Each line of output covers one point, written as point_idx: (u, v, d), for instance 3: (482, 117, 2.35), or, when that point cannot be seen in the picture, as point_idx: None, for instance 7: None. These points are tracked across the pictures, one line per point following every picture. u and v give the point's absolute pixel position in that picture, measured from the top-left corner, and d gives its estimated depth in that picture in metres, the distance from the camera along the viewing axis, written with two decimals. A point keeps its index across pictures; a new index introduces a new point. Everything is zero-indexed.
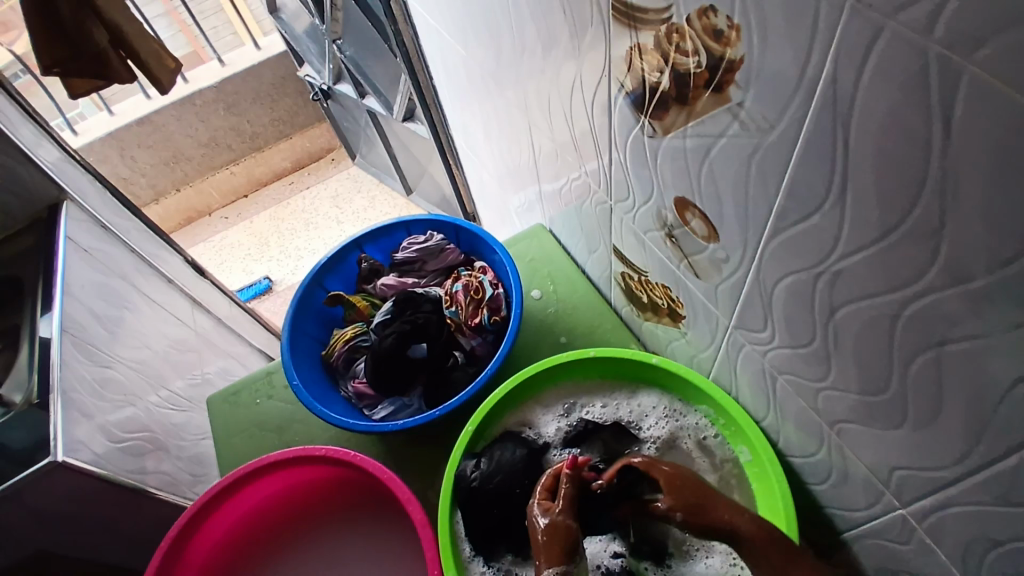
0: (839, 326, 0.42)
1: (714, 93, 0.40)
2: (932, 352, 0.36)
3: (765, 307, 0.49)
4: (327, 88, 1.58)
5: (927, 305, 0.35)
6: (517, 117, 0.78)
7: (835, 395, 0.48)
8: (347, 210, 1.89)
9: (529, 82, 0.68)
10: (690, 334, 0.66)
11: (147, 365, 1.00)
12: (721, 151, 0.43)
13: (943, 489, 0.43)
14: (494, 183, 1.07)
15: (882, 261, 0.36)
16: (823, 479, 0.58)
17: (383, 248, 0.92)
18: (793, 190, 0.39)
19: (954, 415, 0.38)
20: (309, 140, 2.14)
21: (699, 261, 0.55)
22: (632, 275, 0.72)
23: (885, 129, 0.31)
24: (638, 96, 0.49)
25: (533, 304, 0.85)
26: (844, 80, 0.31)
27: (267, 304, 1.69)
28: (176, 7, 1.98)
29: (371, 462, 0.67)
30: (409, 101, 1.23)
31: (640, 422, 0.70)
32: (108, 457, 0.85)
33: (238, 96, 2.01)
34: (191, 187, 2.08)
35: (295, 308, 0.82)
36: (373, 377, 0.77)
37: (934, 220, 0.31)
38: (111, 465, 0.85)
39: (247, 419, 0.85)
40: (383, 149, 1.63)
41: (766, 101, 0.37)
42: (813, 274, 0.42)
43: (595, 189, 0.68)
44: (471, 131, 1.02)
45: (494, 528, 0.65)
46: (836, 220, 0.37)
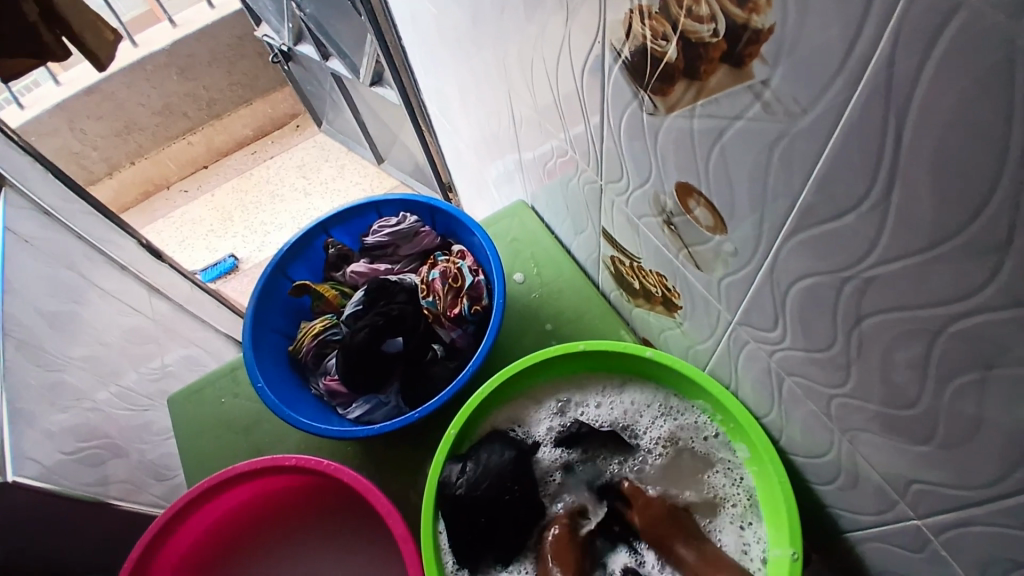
0: (864, 336, 0.37)
1: (732, 69, 0.34)
2: (975, 376, 0.32)
3: (776, 305, 0.44)
4: (286, 49, 1.47)
5: (976, 326, 0.30)
6: (496, 83, 0.71)
7: (852, 404, 0.43)
8: (314, 180, 1.79)
9: (511, 45, 0.61)
10: (686, 326, 0.61)
11: (98, 359, 0.93)
12: (736, 136, 0.37)
13: (965, 510, 0.39)
14: (472, 154, 0.99)
15: (926, 271, 0.31)
16: (829, 481, 0.52)
17: (352, 231, 0.85)
18: (824, 184, 0.33)
19: (991, 442, 0.34)
20: (272, 106, 2.00)
21: (701, 253, 0.49)
22: (622, 260, 0.67)
23: (950, 123, 0.25)
24: (638, 67, 0.43)
25: (517, 289, 0.80)
26: (904, 65, 0.26)
27: (233, 284, 1.61)
28: None
29: (347, 472, 0.62)
30: (376, 64, 1.13)
31: (634, 424, 0.66)
32: (60, 470, 0.80)
33: (191, 58, 1.88)
34: (147, 159, 1.95)
35: (255, 301, 0.75)
36: (345, 373, 0.71)
37: (999, 234, 0.26)
38: (66, 480, 0.81)
39: (211, 420, 0.79)
40: (350, 115, 1.53)
41: (797, 83, 0.31)
42: (838, 279, 0.36)
43: (584, 167, 0.62)
44: (445, 97, 0.94)
45: (477, 538, 0.60)
46: (874, 224, 0.32)
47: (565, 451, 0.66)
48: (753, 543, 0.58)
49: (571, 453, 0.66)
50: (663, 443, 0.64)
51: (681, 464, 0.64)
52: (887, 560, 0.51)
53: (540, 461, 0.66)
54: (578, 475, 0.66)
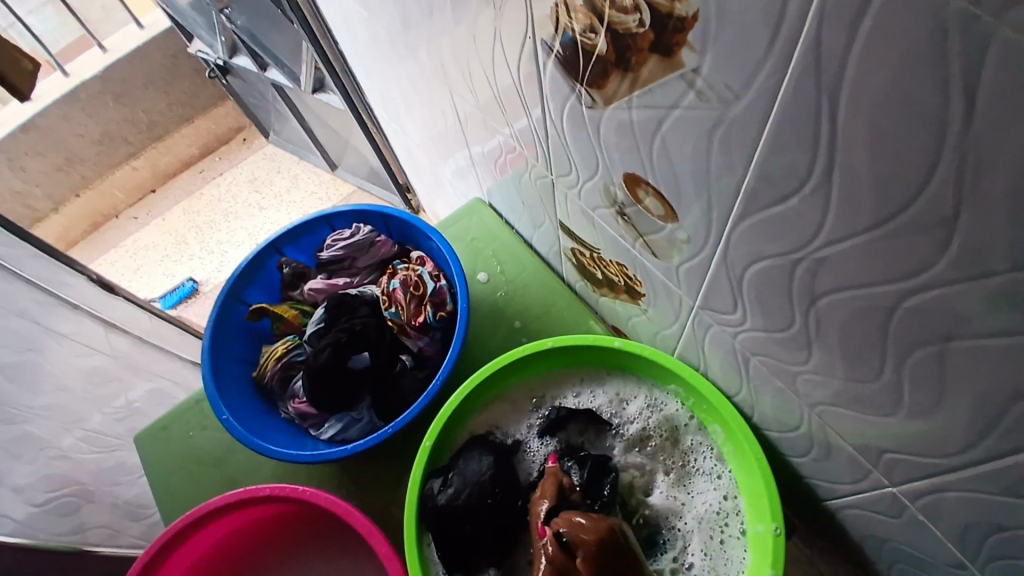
0: (821, 314, 0.37)
1: (662, 58, 0.33)
2: (935, 347, 0.32)
3: (733, 290, 0.44)
4: (222, 62, 1.42)
5: (931, 299, 0.30)
6: (435, 82, 0.69)
7: (816, 379, 0.43)
8: (269, 193, 1.75)
9: (444, 42, 0.59)
10: (650, 312, 0.60)
11: (59, 407, 0.90)
12: (674, 125, 0.36)
13: (937, 475, 0.39)
14: (423, 153, 0.97)
15: (877, 247, 0.30)
16: (803, 453, 0.52)
17: (306, 248, 0.82)
18: (766, 169, 0.32)
19: (957, 410, 0.33)
20: (215, 121, 1.96)
21: (656, 242, 0.48)
22: (582, 251, 0.66)
23: (885, 99, 0.25)
24: (571, 62, 0.41)
25: (482, 289, 0.78)
26: (832, 44, 0.25)
27: (195, 309, 1.57)
28: None
29: (324, 496, 0.60)
30: (317, 71, 1.10)
31: (620, 414, 0.65)
32: (31, 522, 0.88)
33: (126, 82, 1.81)
34: (92, 190, 1.88)
35: (211, 330, 0.72)
36: (311, 394, 0.69)
37: (944, 209, 0.26)
38: (37, 531, 0.89)
39: (181, 457, 0.77)
40: (296, 123, 1.49)
41: (727, 69, 0.30)
42: (790, 261, 0.36)
43: (534, 162, 0.60)
44: (388, 99, 0.91)
45: (466, 546, 0.59)
46: (820, 205, 0.31)
47: (550, 440, 0.65)
48: (732, 521, 0.57)
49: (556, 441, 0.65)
50: (650, 439, 0.63)
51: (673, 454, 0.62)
52: (868, 525, 0.51)
53: (524, 456, 0.65)
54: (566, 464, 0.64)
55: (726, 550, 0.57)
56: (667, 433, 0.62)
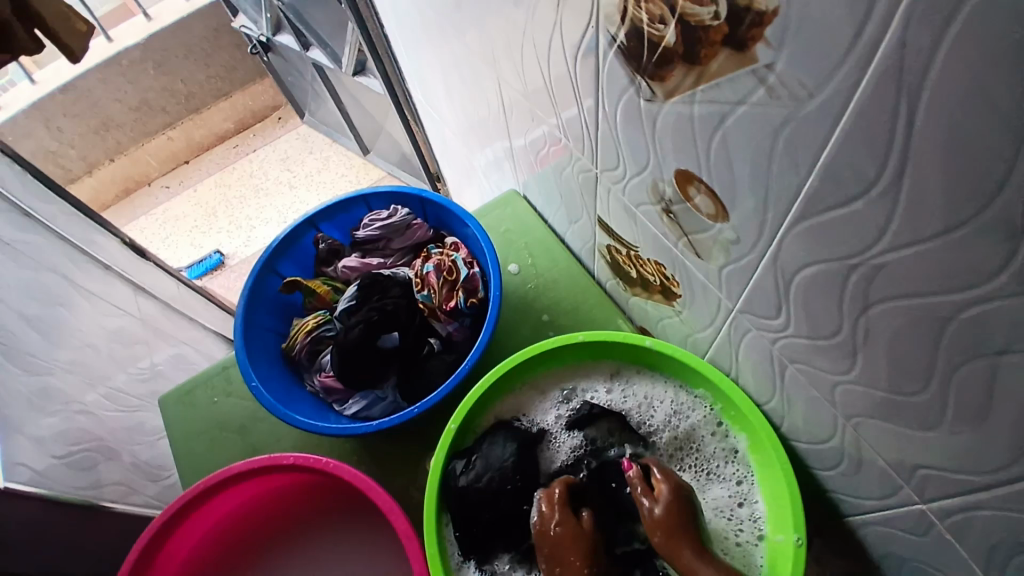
0: (871, 322, 0.37)
1: (735, 52, 0.33)
2: (986, 360, 0.31)
3: (779, 293, 0.43)
4: (265, 39, 1.44)
5: (990, 310, 0.29)
6: (483, 70, 0.69)
7: (857, 389, 0.42)
8: (299, 172, 1.76)
9: (498, 27, 0.59)
10: (685, 314, 0.60)
11: (85, 363, 0.91)
12: (739, 121, 0.36)
13: (972, 493, 0.38)
14: (459, 142, 0.97)
15: (940, 256, 0.30)
16: (831, 466, 0.52)
17: (342, 225, 0.83)
18: (831, 170, 0.32)
19: (1004, 427, 0.33)
20: (251, 97, 1.98)
21: (701, 241, 0.48)
22: (618, 249, 0.66)
23: (967, 107, 0.25)
24: (635, 52, 0.41)
25: (512, 280, 0.79)
26: (917, 47, 0.25)
27: (219, 281, 1.58)
28: None
29: (346, 469, 0.61)
30: (359, 53, 1.10)
31: (651, 415, 0.64)
32: (51, 474, 0.82)
33: (168, 52, 1.84)
34: (127, 157, 1.91)
35: (244, 299, 0.73)
36: (339, 370, 0.70)
37: (1014, 219, 0.26)
38: (57, 485, 0.83)
39: (205, 421, 0.78)
40: (333, 105, 1.50)
41: (804, 67, 0.30)
42: (846, 266, 0.36)
43: (579, 155, 0.60)
44: (431, 85, 0.92)
45: (484, 532, 0.59)
46: (885, 209, 0.31)
47: (578, 436, 0.65)
48: (749, 527, 0.57)
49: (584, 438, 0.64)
50: (676, 443, 0.62)
51: (701, 462, 0.61)
52: (891, 544, 0.51)
53: (547, 446, 0.65)
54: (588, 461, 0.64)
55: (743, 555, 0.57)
56: (697, 440, 0.62)
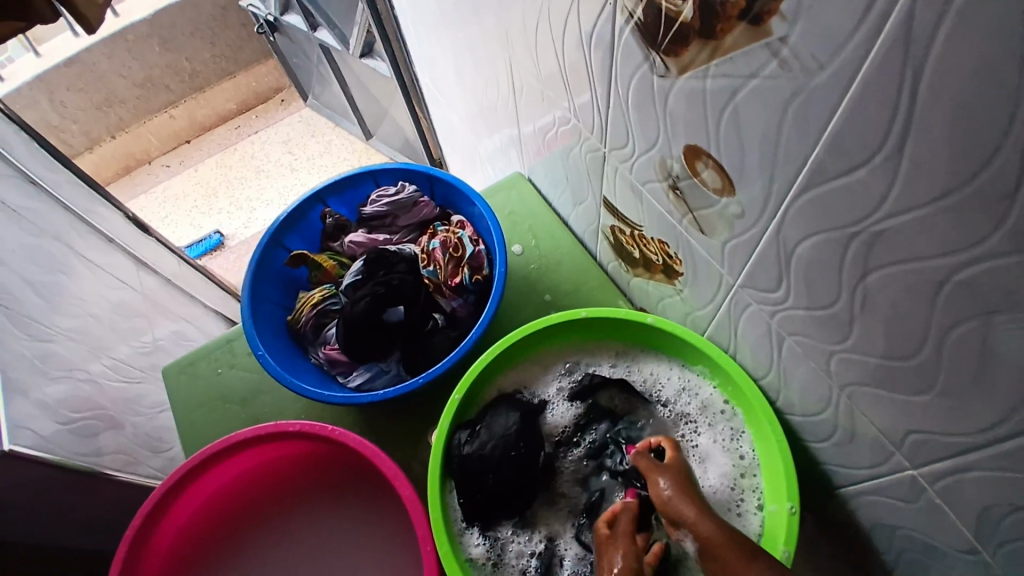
0: (868, 290, 0.39)
1: (750, 26, 0.35)
2: (978, 321, 0.33)
3: (780, 265, 0.45)
4: (272, 19, 1.45)
5: (984, 272, 0.31)
6: (495, 51, 0.71)
7: (852, 358, 0.44)
8: (301, 155, 1.77)
9: (514, 9, 0.61)
10: (685, 292, 0.62)
11: (89, 332, 0.92)
12: (751, 94, 0.38)
13: (963, 455, 0.41)
14: (464, 126, 0.98)
15: (938, 220, 0.32)
16: (824, 438, 0.54)
17: (349, 202, 0.85)
18: (837, 141, 0.34)
19: (993, 386, 0.35)
20: (255, 78, 1.98)
21: (706, 216, 0.50)
22: (622, 229, 0.67)
23: (970, 76, 0.27)
24: (651, 27, 0.43)
25: (516, 260, 0.80)
26: (923, 21, 0.27)
27: (218, 261, 1.59)
28: None
29: (352, 437, 0.62)
30: (368, 35, 1.11)
31: (653, 390, 0.66)
32: (56, 439, 0.81)
33: (173, 29, 1.84)
34: (128, 133, 1.91)
35: (251, 270, 0.74)
36: (344, 342, 0.71)
37: (1008, 181, 0.28)
38: (63, 449, 0.82)
39: (208, 391, 0.79)
40: (338, 88, 1.51)
41: (815, 39, 0.32)
42: (846, 235, 0.38)
43: (588, 134, 0.62)
44: (439, 69, 0.93)
45: (487, 501, 0.61)
46: (886, 177, 0.33)
47: (577, 406, 0.68)
48: (748, 496, 0.59)
49: (581, 407, 0.68)
50: (676, 418, 0.64)
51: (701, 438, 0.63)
52: (880, 513, 0.53)
53: (547, 418, 0.67)
54: (585, 431, 0.67)
55: (740, 521, 0.59)
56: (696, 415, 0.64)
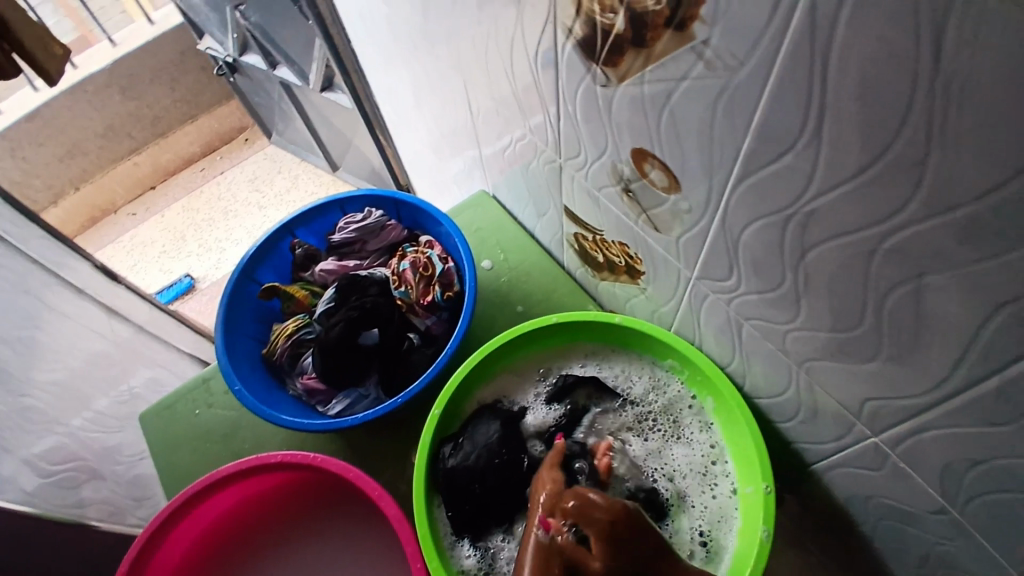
0: (810, 268, 0.42)
1: (676, 32, 0.38)
2: (911, 284, 0.36)
3: (729, 254, 0.48)
4: (231, 60, 1.47)
5: (910, 236, 0.34)
6: (449, 75, 0.73)
7: (805, 335, 0.47)
8: (268, 193, 1.78)
9: (464, 36, 0.64)
10: (649, 290, 0.64)
11: (69, 384, 0.95)
12: (684, 95, 0.41)
13: (917, 416, 0.43)
14: (428, 151, 1.01)
15: (862, 193, 0.35)
16: (790, 417, 0.57)
17: (317, 231, 0.86)
18: (765, 130, 0.37)
19: (932, 344, 0.38)
20: (218, 120, 1.99)
21: (658, 214, 0.53)
22: (585, 236, 0.70)
23: (872, 58, 0.29)
24: (589, 41, 0.46)
25: (486, 275, 0.82)
26: (824, 13, 0.30)
27: (191, 305, 1.58)
28: None
29: (334, 462, 0.63)
30: (327, 69, 1.14)
31: (626, 388, 0.68)
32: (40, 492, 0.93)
33: (133, 76, 1.85)
34: (91, 184, 1.89)
35: (223, 306, 0.75)
36: (321, 370, 0.72)
37: (917, 150, 0.31)
38: (43, 502, 0.93)
39: (188, 431, 0.79)
40: (300, 123, 1.53)
41: (733, 38, 0.35)
42: (783, 217, 0.41)
43: (543, 147, 0.64)
44: (399, 97, 0.95)
45: (475, 512, 0.62)
46: (810, 159, 0.36)
47: (556, 408, 0.69)
48: (722, 482, 0.62)
49: (561, 408, 0.68)
50: (650, 413, 0.67)
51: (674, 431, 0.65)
52: (852, 484, 0.55)
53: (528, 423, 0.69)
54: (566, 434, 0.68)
55: (717, 506, 0.61)
56: (668, 409, 0.66)
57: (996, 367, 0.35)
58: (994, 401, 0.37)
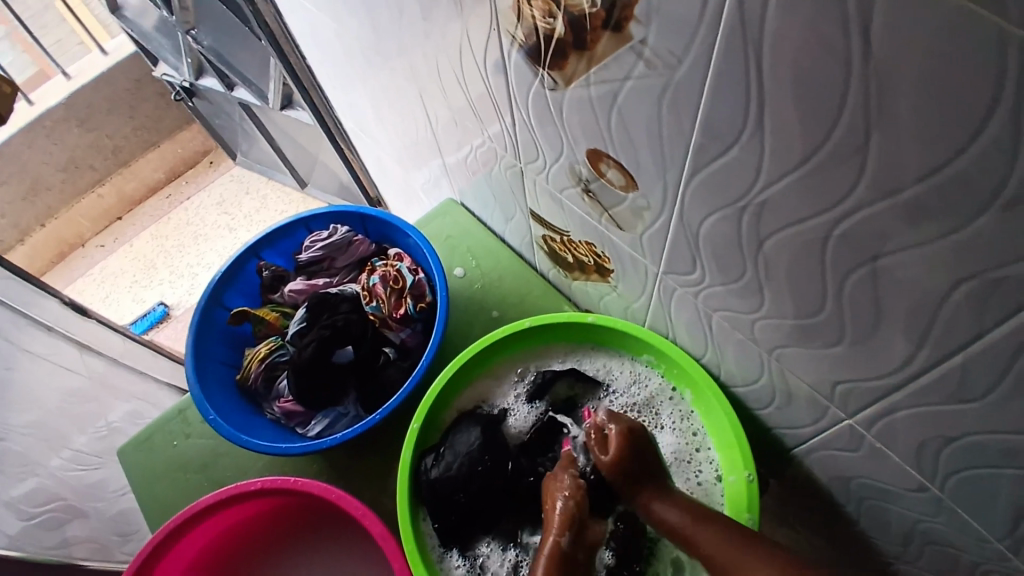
0: (769, 257, 0.42)
1: (614, 34, 0.38)
2: (867, 268, 0.36)
3: (691, 248, 0.48)
4: (188, 84, 1.46)
5: (860, 221, 0.34)
6: (404, 87, 0.73)
7: (771, 323, 0.47)
8: (238, 214, 1.76)
9: (414, 49, 0.63)
10: (620, 287, 0.64)
11: (44, 426, 0.94)
12: (629, 94, 0.41)
13: (887, 396, 0.43)
14: (394, 163, 1.00)
15: (809, 182, 0.35)
16: (767, 403, 0.57)
17: (284, 252, 0.85)
18: (710, 124, 0.37)
19: (893, 325, 0.38)
20: (181, 144, 1.97)
21: (619, 213, 0.53)
22: (553, 237, 0.70)
23: (805, 48, 0.29)
24: (532, 47, 0.46)
25: (458, 283, 0.82)
26: (753, 7, 0.30)
27: (167, 332, 1.56)
28: (16, 27, 1.75)
29: (316, 485, 0.62)
30: (285, 87, 1.12)
31: (607, 383, 0.68)
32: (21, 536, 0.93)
33: (90, 108, 1.82)
34: (58, 220, 1.87)
35: (193, 334, 0.74)
36: (298, 391, 0.71)
37: (857, 136, 0.31)
38: (27, 545, 0.93)
39: (168, 464, 0.78)
40: (264, 142, 1.51)
41: (669, 36, 0.35)
42: (737, 210, 0.41)
43: (502, 153, 0.64)
44: (358, 111, 0.95)
45: (462, 520, 0.62)
46: (756, 150, 0.36)
47: (537, 407, 0.69)
48: (707, 468, 0.62)
49: (542, 407, 0.68)
50: (631, 406, 0.66)
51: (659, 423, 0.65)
52: (832, 465, 0.55)
53: (510, 425, 0.68)
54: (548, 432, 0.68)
55: (702, 493, 0.61)
56: (650, 402, 0.66)
57: (957, 343, 0.36)
58: (958, 376, 0.37)
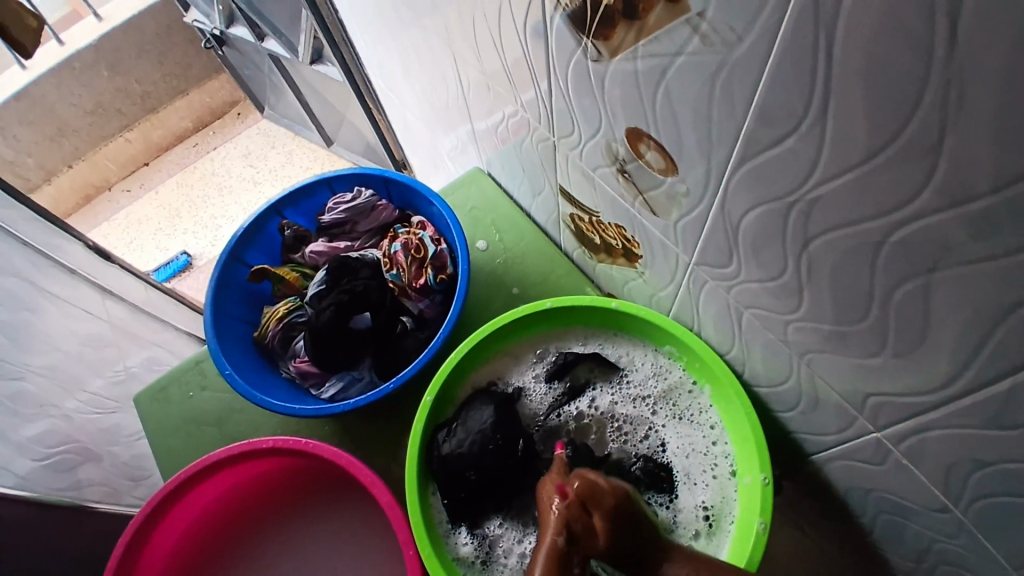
0: (813, 257, 0.39)
1: (669, 4, 0.35)
2: (920, 280, 0.34)
3: (729, 240, 0.45)
4: (218, 33, 1.44)
5: (919, 229, 0.31)
6: (437, 47, 0.70)
7: (807, 326, 0.45)
8: (262, 168, 1.75)
9: (451, 9, 0.60)
10: (647, 274, 0.62)
11: (61, 369, 0.95)
12: (679, 72, 0.38)
13: (922, 414, 0.41)
14: (422, 127, 0.97)
15: (867, 183, 0.32)
16: (791, 407, 0.55)
17: (307, 212, 0.84)
18: (766, 110, 0.34)
19: (941, 340, 0.35)
20: (209, 94, 1.97)
21: (655, 197, 0.50)
22: (581, 217, 0.67)
23: (883, 34, 0.26)
24: (578, 13, 0.43)
25: (481, 256, 0.80)
26: None
27: (188, 282, 1.57)
28: None
29: (327, 449, 0.61)
30: (315, 41, 1.10)
31: (628, 370, 0.66)
32: (35, 478, 0.92)
33: (119, 51, 1.81)
34: (85, 161, 1.87)
35: (212, 289, 0.73)
36: (314, 353, 0.71)
37: (930, 138, 0.28)
38: (41, 486, 0.93)
39: (181, 416, 0.78)
40: (292, 97, 1.49)
41: (730, 11, 0.32)
42: (784, 205, 0.38)
43: (536, 125, 0.61)
44: (389, 71, 0.92)
45: (472, 497, 0.61)
46: (813, 144, 0.33)
47: (555, 388, 0.67)
48: (723, 464, 0.60)
49: (560, 389, 0.67)
50: (650, 397, 0.64)
51: (679, 415, 0.63)
52: (853, 476, 0.53)
53: (525, 405, 0.67)
54: (563, 414, 0.66)
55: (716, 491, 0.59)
56: (670, 394, 0.64)
57: (1009, 367, 0.33)
58: (1005, 403, 0.35)
